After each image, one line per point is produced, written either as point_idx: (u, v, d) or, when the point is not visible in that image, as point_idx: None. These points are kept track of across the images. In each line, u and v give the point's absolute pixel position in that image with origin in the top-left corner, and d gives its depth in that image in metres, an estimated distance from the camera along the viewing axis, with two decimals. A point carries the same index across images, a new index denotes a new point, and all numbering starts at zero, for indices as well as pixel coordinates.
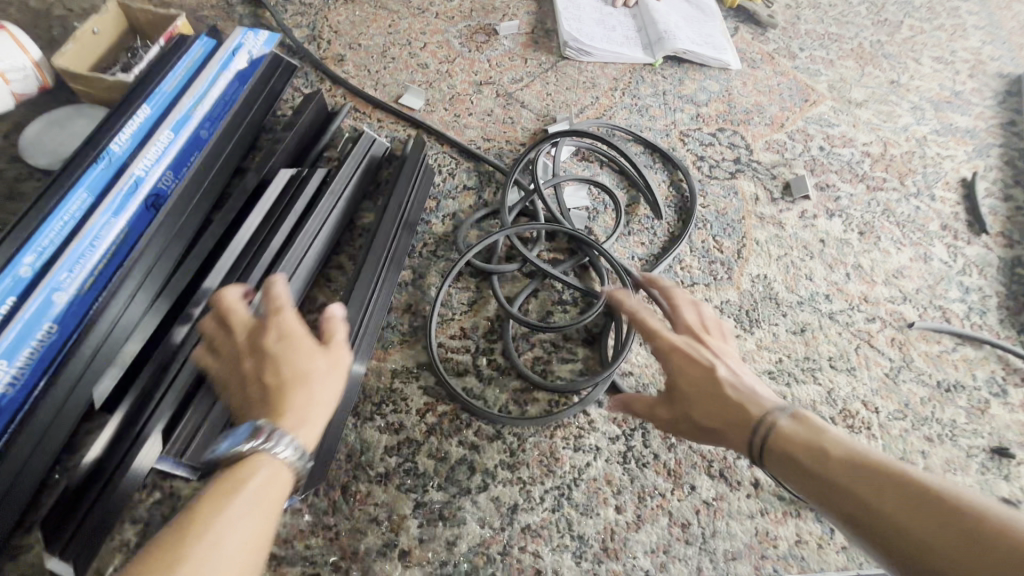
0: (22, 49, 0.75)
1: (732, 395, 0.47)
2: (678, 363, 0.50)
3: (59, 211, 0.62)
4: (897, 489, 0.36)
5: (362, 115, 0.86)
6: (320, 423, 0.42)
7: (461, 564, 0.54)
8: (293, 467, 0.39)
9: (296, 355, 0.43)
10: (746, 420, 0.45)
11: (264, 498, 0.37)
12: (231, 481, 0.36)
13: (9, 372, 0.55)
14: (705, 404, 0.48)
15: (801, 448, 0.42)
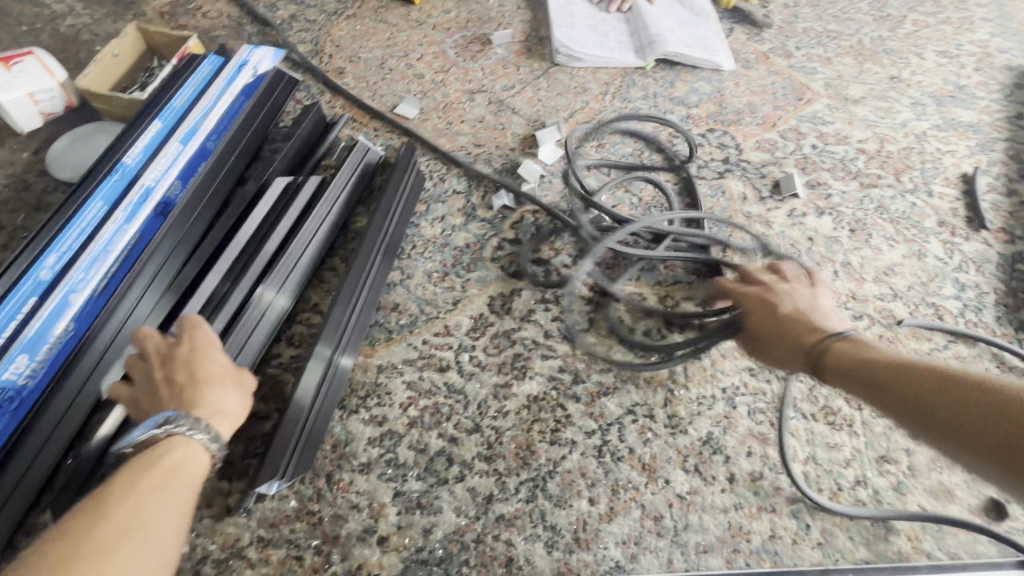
0: (49, 72, 0.82)
1: (799, 328, 0.60)
2: (755, 305, 0.64)
3: (77, 219, 0.69)
4: (900, 366, 0.50)
5: (359, 124, 0.90)
6: (228, 416, 0.52)
7: (436, 550, 0.56)
8: (206, 447, 0.49)
9: (205, 360, 0.54)
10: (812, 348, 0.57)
11: (180, 470, 0.46)
12: (154, 454, 0.46)
13: (30, 365, 0.61)
14: (772, 336, 0.61)
15: (851, 359, 0.54)
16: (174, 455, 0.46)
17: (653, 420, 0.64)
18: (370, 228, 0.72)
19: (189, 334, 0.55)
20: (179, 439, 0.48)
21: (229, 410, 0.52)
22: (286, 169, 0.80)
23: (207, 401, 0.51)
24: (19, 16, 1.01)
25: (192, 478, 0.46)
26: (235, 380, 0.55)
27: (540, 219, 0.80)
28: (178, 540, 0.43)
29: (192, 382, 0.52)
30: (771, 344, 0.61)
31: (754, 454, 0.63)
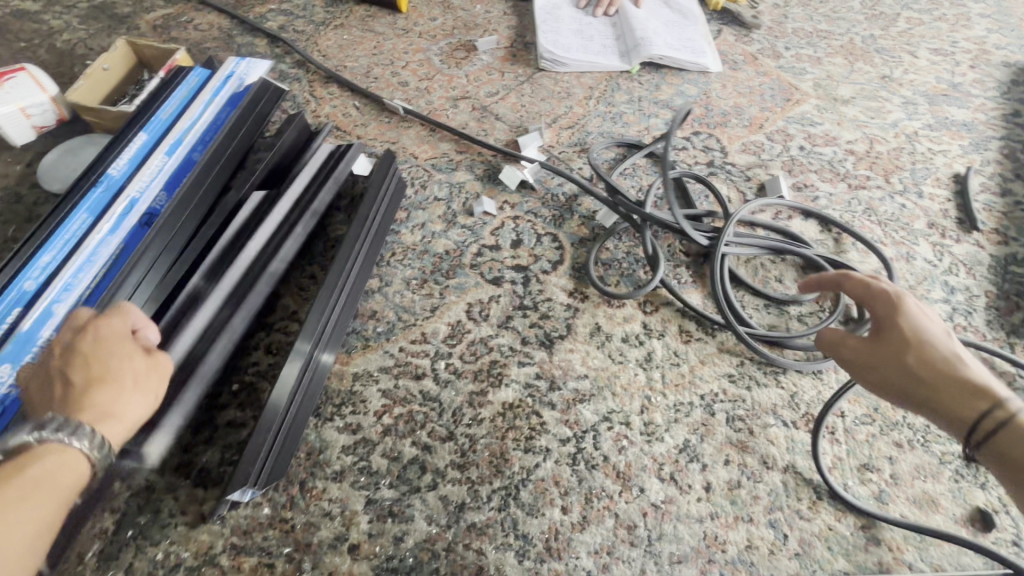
0: (40, 87, 0.84)
1: (936, 374, 0.50)
2: (903, 335, 0.53)
3: (62, 230, 0.70)
4: None
5: (343, 133, 0.91)
6: (122, 420, 0.49)
7: (406, 559, 0.56)
8: (87, 454, 0.45)
9: (105, 357, 0.51)
10: (966, 413, 0.48)
11: (49, 481, 0.43)
12: (23, 461, 0.43)
13: (12, 375, 0.62)
14: (933, 383, 0.50)
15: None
16: (43, 465, 0.43)
17: (629, 427, 0.64)
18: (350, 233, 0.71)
19: (95, 324, 0.53)
20: (56, 447, 0.44)
21: (123, 412, 0.49)
22: (267, 177, 0.81)
23: (93, 403, 0.48)
24: (18, 33, 1.04)
25: (63, 489, 0.44)
26: (137, 379, 0.51)
27: (520, 225, 0.80)
28: (31, 558, 0.41)
29: (86, 380, 0.49)
30: (913, 384, 0.51)
31: (731, 462, 0.62)
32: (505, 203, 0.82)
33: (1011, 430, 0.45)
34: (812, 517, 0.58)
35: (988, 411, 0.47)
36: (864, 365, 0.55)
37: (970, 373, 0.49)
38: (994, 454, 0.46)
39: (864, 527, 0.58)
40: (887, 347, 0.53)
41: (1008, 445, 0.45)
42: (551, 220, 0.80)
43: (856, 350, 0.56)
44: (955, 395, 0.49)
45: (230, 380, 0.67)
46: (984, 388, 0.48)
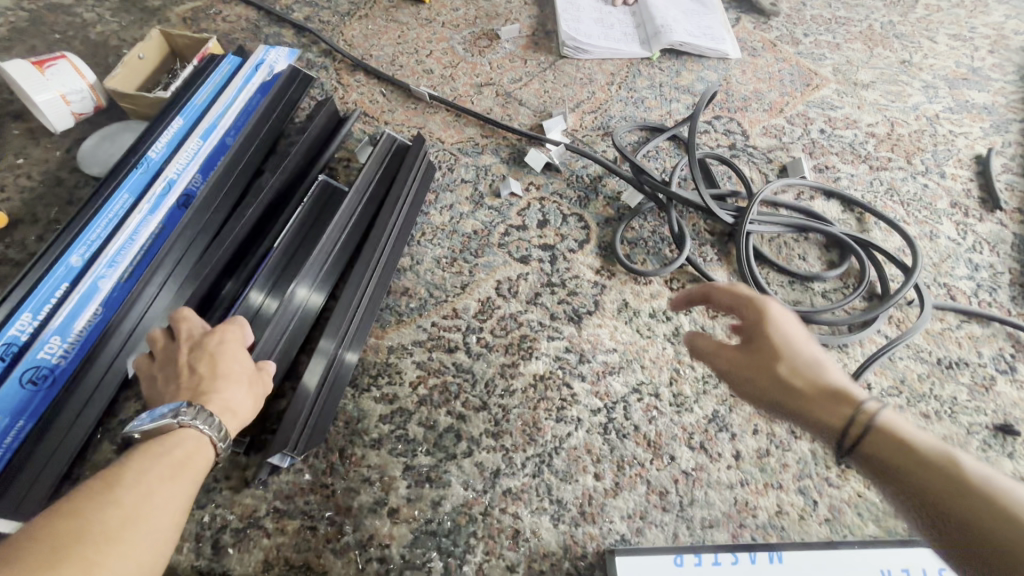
0: (80, 74, 0.86)
1: (804, 383, 0.45)
2: (771, 342, 0.47)
3: (105, 210, 0.72)
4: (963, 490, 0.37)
5: (371, 119, 0.92)
6: (240, 415, 0.52)
7: (445, 522, 0.57)
8: (214, 444, 0.49)
9: (235, 358, 0.55)
10: (834, 423, 0.43)
11: (187, 463, 0.46)
12: (168, 443, 0.46)
13: (62, 346, 0.64)
14: (797, 398, 0.46)
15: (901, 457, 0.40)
16: (185, 448, 0.47)
17: (658, 398, 0.65)
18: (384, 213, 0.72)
19: (222, 328, 0.56)
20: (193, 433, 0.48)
21: (239, 409, 0.52)
22: (303, 162, 0.82)
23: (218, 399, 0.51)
24: (53, 25, 1.06)
25: (197, 473, 0.47)
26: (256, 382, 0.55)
27: (546, 205, 0.82)
28: (173, 535, 0.43)
29: (221, 377, 0.53)
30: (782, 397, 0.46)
31: (760, 432, 0.63)
32: (531, 184, 0.84)
33: (880, 434, 0.41)
34: (841, 484, 0.59)
35: (854, 417, 0.42)
36: (738, 375, 0.49)
37: (833, 378, 0.45)
38: (867, 462, 0.42)
39: None
40: (758, 354, 0.48)
41: (879, 451, 0.41)
42: (577, 201, 0.82)
43: (727, 359, 0.50)
44: (821, 404, 0.44)
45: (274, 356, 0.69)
46: (849, 395, 0.44)
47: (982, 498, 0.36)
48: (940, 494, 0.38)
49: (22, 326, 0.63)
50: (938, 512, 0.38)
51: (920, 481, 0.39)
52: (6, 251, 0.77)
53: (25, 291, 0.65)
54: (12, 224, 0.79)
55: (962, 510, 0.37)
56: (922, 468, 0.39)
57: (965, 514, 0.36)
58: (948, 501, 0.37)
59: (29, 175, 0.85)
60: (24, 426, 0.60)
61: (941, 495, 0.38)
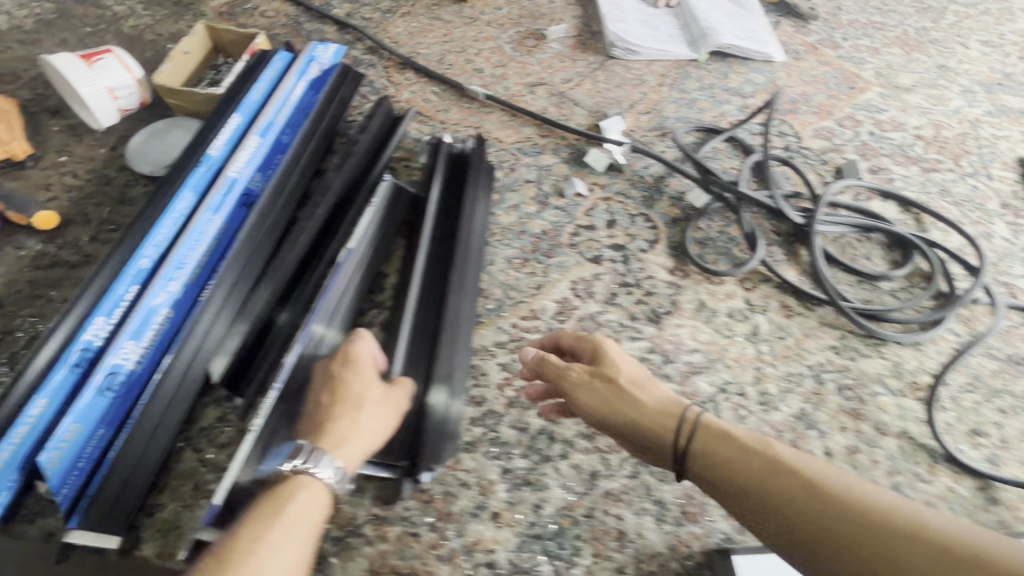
0: (127, 68, 0.83)
1: (644, 396, 0.55)
2: (613, 364, 0.58)
3: (170, 209, 0.69)
4: (760, 468, 0.48)
5: (425, 118, 0.91)
6: (359, 445, 0.53)
7: (549, 525, 0.57)
8: (327, 491, 0.50)
9: (361, 382, 0.57)
10: (670, 424, 0.53)
11: (302, 518, 0.48)
12: (284, 495, 0.49)
13: (136, 351, 0.62)
14: (637, 418, 0.54)
15: (717, 451, 0.51)
16: (298, 504, 0.49)
17: (745, 398, 0.66)
18: (462, 229, 0.71)
19: (351, 350, 0.59)
20: (309, 481, 0.50)
21: (359, 435, 0.54)
22: (364, 162, 0.81)
23: (343, 427, 0.53)
24: (82, 17, 1.02)
25: (313, 525, 0.49)
26: (387, 404, 0.56)
27: (612, 206, 0.81)
28: None
29: (352, 401, 0.55)
30: (623, 415, 0.55)
31: (847, 429, 0.64)
32: (594, 184, 0.84)
33: (704, 432, 0.52)
34: (932, 480, 0.61)
35: (685, 418, 0.53)
36: (586, 393, 0.57)
37: (660, 397, 0.55)
38: (698, 462, 0.51)
39: (981, 488, 0.60)
40: (605, 374, 0.57)
41: (705, 448, 0.51)
42: (643, 202, 0.82)
43: (574, 379, 0.58)
44: (656, 411, 0.54)
45: None
46: (676, 409, 0.54)
47: (785, 471, 0.47)
48: (752, 477, 0.48)
49: (96, 331, 0.61)
50: (757, 492, 0.48)
51: (740, 467, 0.49)
52: (59, 252, 0.74)
53: (96, 296, 0.62)
54: (62, 225, 0.76)
55: (775, 486, 0.47)
56: (742, 455, 0.49)
57: (776, 487, 0.47)
58: (762, 479, 0.48)
59: (74, 174, 0.81)
60: (104, 435, 0.57)
61: (758, 476, 0.48)
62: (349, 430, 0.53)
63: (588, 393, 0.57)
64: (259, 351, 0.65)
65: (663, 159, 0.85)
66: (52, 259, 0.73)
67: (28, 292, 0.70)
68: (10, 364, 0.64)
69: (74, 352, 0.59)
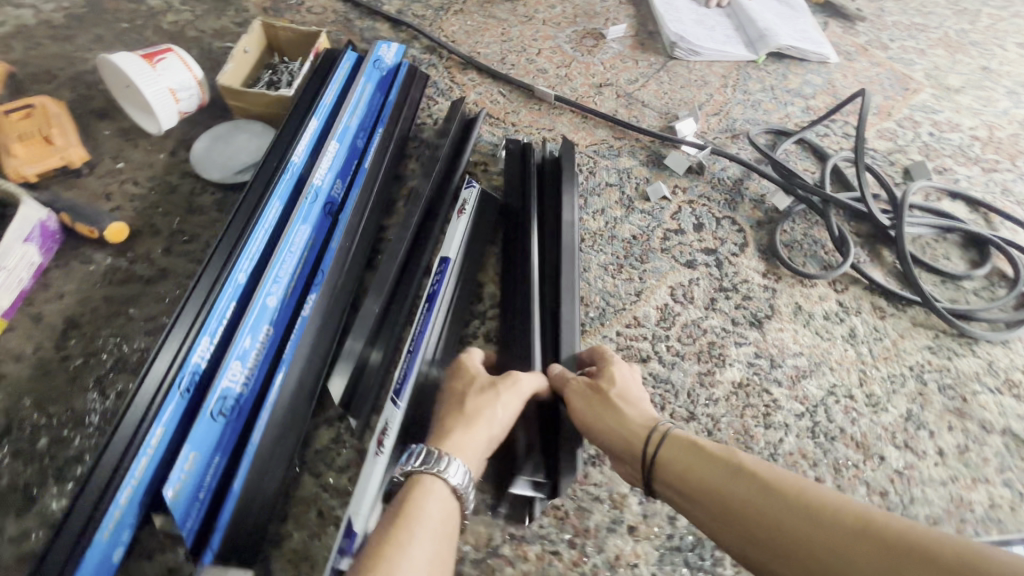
0: (187, 67, 0.78)
1: (628, 406, 0.54)
2: (609, 373, 0.57)
3: (262, 220, 0.65)
4: (730, 473, 0.46)
5: (497, 120, 0.89)
6: (472, 438, 0.51)
7: (686, 537, 0.56)
8: (445, 486, 0.47)
9: (467, 380, 0.56)
10: (641, 433, 0.52)
11: (425, 515, 0.45)
12: (403, 497, 0.47)
13: (242, 372, 0.58)
14: (613, 423, 0.53)
15: (683, 459, 0.49)
16: (418, 501, 0.46)
17: (854, 400, 0.66)
18: (563, 236, 0.69)
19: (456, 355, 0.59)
20: (426, 478, 0.48)
21: (471, 427, 0.52)
22: (445, 168, 0.79)
23: (452, 422, 0.52)
24: (117, 12, 0.96)
25: (436, 523, 0.45)
26: (496, 391, 0.54)
27: (697, 209, 0.81)
28: None
29: (456, 397, 0.55)
30: (603, 420, 0.53)
31: (954, 428, 0.65)
32: (676, 187, 0.83)
33: (671, 441, 0.50)
34: None
35: (657, 428, 0.51)
36: (579, 400, 0.55)
37: (642, 408, 0.54)
38: (666, 473, 0.49)
39: None
40: (598, 382, 0.56)
41: (672, 458, 0.49)
42: (726, 204, 0.82)
43: (572, 386, 0.56)
44: (634, 422, 0.53)
45: None
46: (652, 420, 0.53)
47: (745, 477, 0.45)
48: (715, 481, 0.46)
49: (202, 352, 0.57)
50: (719, 500, 0.45)
51: (701, 476, 0.47)
52: (131, 266, 0.69)
53: (196, 315, 0.58)
54: (131, 237, 0.71)
55: (733, 495, 0.44)
56: (704, 464, 0.47)
57: (736, 493, 0.44)
58: (725, 487, 0.45)
59: (135, 181, 0.76)
60: (219, 463, 0.55)
61: (718, 484, 0.46)
62: (459, 424, 0.52)
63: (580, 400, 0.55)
64: (368, 367, 0.62)
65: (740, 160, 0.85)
66: (125, 274, 0.68)
67: (105, 310, 0.65)
68: (100, 391, 0.60)
69: (185, 377, 0.55)
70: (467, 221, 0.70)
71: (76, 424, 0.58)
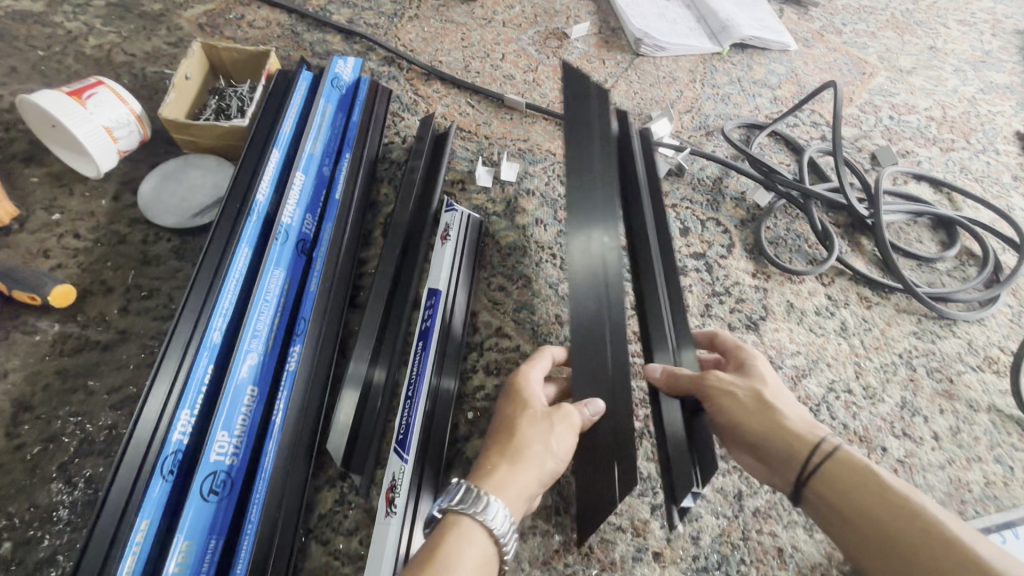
0: (123, 101, 0.70)
1: (788, 413, 0.51)
2: (761, 377, 0.54)
3: (231, 270, 0.60)
4: (898, 504, 0.42)
5: (469, 133, 0.85)
6: (520, 478, 0.46)
7: (711, 555, 0.56)
8: (481, 526, 0.43)
9: (518, 406, 0.52)
10: (804, 441, 0.49)
11: (459, 558, 0.41)
12: (438, 537, 0.43)
13: (230, 442, 0.53)
14: (766, 429, 0.50)
15: (848, 480, 0.45)
16: (450, 541, 0.42)
17: (853, 393, 0.68)
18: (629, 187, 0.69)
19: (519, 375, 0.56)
20: (462, 520, 0.43)
21: (519, 459, 0.47)
22: (421, 191, 0.74)
23: (498, 458, 0.48)
24: (30, 39, 0.86)
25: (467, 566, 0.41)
26: (547, 423, 0.50)
27: (681, 212, 0.81)
28: None
29: (506, 426, 0.51)
30: (754, 423, 0.51)
31: (945, 411, 0.68)
32: None
33: (837, 460, 0.47)
34: None
35: (825, 439, 0.48)
36: (729, 397, 0.52)
37: (806, 416, 0.51)
38: (823, 484, 0.46)
39: None
40: (752, 382, 0.53)
41: (839, 475, 0.46)
42: (709, 205, 0.82)
43: (716, 385, 0.52)
44: (793, 428, 0.50)
45: (461, 410, 0.62)
46: (813, 430, 0.49)
47: (919, 517, 0.41)
48: (876, 509, 0.43)
49: (183, 427, 0.52)
50: (882, 526, 0.42)
51: (864, 502, 0.44)
52: (84, 331, 0.62)
53: (172, 385, 0.53)
54: (80, 298, 0.64)
55: (899, 527, 0.41)
56: (876, 489, 0.44)
57: (904, 528, 0.41)
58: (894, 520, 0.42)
59: (76, 234, 0.69)
60: (216, 545, 0.50)
61: (886, 512, 0.42)
62: (504, 459, 0.48)
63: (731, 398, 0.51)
64: (366, 418, 0.59)
65: (719, 158, 0.84)
66: (79, 340, 0.61)
67: (59, 387, 0.58)
68: (67, 479, 0.54)
69: (167, 458, 0.50)
70: (452, 246, 0.68)
71: (43, 521, 0.51)
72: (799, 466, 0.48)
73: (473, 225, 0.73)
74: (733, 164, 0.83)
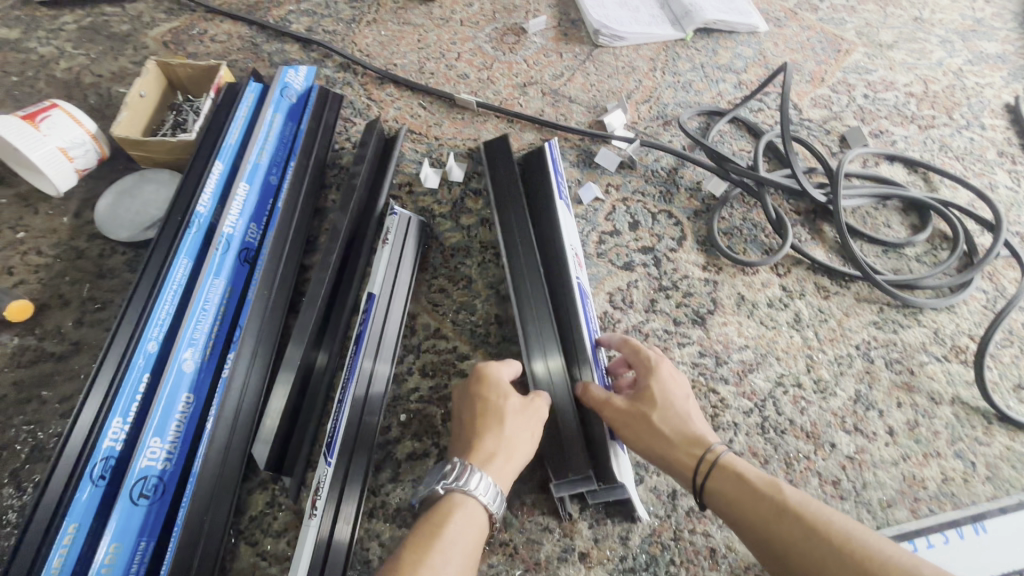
0: (78, 122, 0.74)
1: (676, 432, 0.51)
2: (654, 394, 0.53)
3: (168, 281, 0.62)
4: (775, 510, 0.43)
5: (419, 136, 0.85)
6: (508, 465, 0.48)
7: (639, 556, 0.55)
8: (483, 504, 0.46)
9: (495, 396, 0.52)
10: (689, 461, 0.49)
11: (463, 533, 0.43)
12: (441, 516, 0.44)
13: (163, 448, 0.55)
14: (656, 451, 0.51)
15: (731, 490, 0.46)
16: (456, 520, 0.44)
17: (802, 387, 0.65)
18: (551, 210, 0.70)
19: (486, 366, 0.55)
20: (463, 500, 0.45)
21: (513, 450, 0.49)
22: (365, 194, 0.75)
23: (490, 441, 0.49)
24: (5, 66, 0.90)
25: (471, 540, 0.44)
26: (529, 423, 0.51)
27: (632, 206, 0.79)
28: None
29: (487, 413, 0.51)
30: (646, 447, 0.51)
31: (903, 404, 0.65)
32: (609, 185, 0.81)
33: (719, 473, 0.47)
34: (990, 441, 0.62)
35: (705, 455, 0.49)
36: (623, 428, 0.52)
37: (696, 429, 0.51)
38: (714, 500, 0.48)
39: None
40: (641, 404, 0.52)
41: (721, 489, 0.47)
42: (661, 197, 0.80)
43: (614, 413, 0.53)
44: (682, 447, 0.50)
45: (395, 411, 0.63)
46: (701, 444, 0.50)
47: (789, 516, 0.42)
48: (759, 516, 0.44)
49: (115, 434, 0.54)
50: (761, 535, 0.43)
51: (746, 510, 0.45)
52: (41, 344, 0.65)
53: (106, 392, 0.55)
54: (38, 312, 0.67)
55: (775, 531, 0.42)
56: (751, 497, 0.45)
57: (777, 532, 0.42)
58: (768, 527, 0.43)
59: (38, 250, 0.72)
60: (147, 546, 0.52)
61: (762, 519, 0.44)
62: (499, 449, 0.49)
63: (623, 424, 0.52)
64: (299, 421, 0.60)
65: (671, 149, 0.82)
66: (35, 352, 0.65)
67: (15, 396, 0.62)
68: (16, 484, 0.57)
69: (98, 463, 0.52)
70: (390, 249, 0.66)
71: None
72: (691, 484, 0.49)
73: (412, 225, 0.71)
74: (686, 154, 0.81)
